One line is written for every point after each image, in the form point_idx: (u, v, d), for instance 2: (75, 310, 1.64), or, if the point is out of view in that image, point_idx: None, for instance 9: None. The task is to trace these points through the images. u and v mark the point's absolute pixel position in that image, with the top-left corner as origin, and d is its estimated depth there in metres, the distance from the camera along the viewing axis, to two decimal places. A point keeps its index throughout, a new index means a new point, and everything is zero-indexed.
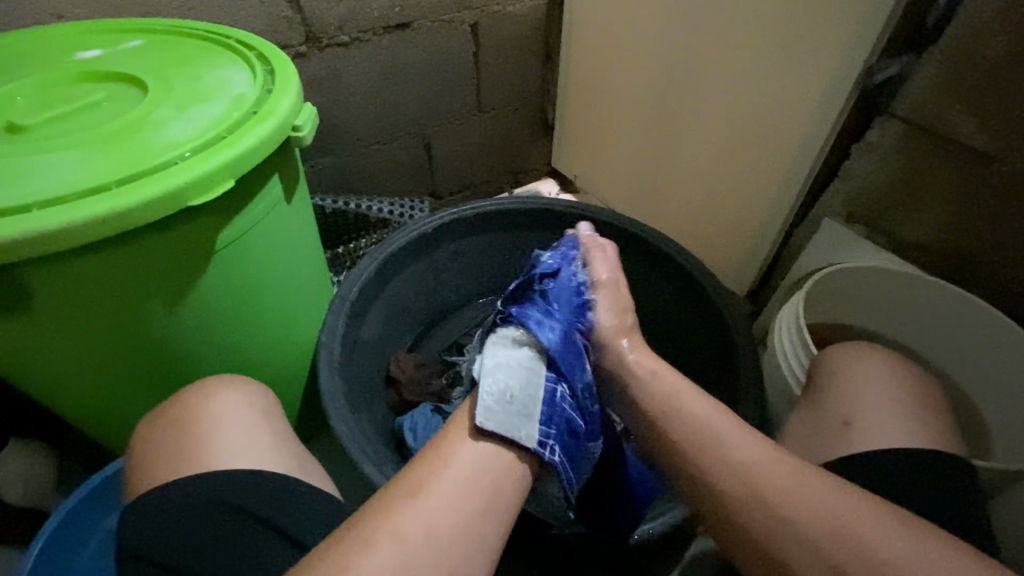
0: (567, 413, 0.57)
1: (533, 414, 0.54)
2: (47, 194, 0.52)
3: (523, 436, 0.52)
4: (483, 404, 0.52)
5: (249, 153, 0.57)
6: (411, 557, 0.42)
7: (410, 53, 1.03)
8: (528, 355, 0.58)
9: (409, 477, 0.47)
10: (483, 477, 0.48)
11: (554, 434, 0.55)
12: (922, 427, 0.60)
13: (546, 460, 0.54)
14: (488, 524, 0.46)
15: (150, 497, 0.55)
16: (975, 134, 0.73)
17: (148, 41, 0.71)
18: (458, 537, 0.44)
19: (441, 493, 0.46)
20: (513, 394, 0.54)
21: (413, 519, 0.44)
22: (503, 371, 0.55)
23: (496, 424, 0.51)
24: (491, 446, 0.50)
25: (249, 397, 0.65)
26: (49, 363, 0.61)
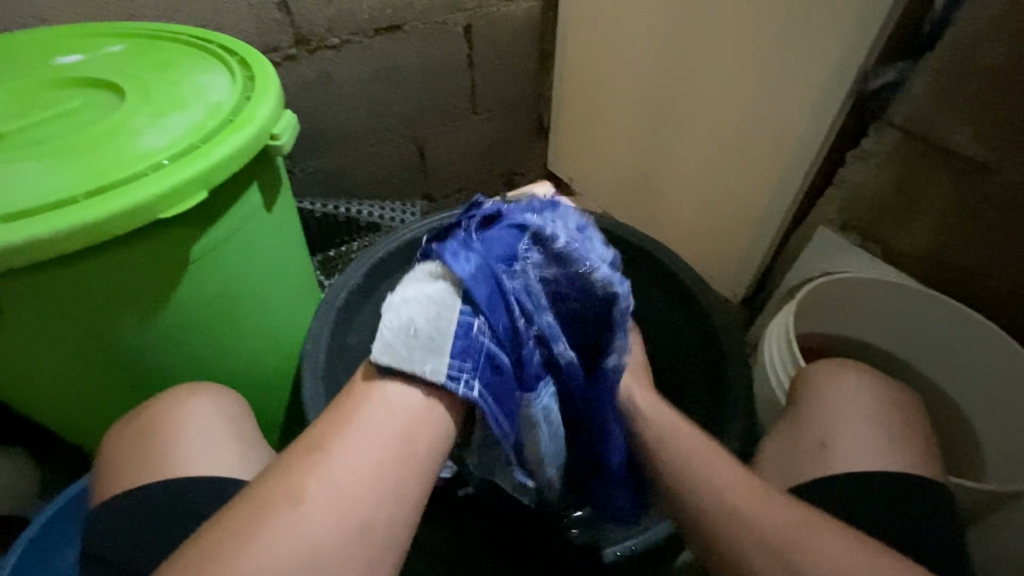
0: (487, 348, 0.48)
1: (441, 346, 0.45)
2: (17, 206, 0.51)
3: (426, 373, 0.44)
4: (381, 339, 0.45)
5: (222, 163, 0.56)
6: (318, 526, 0.38)
7: (402, 56, 1.01)
8: (442, 287, 0.47)
9: (315, 433, 0.42)
10: (395, 427, 0.42)
11: (471, 369, 0.46)
12: (906, 447, 0.59)
13: (466, 400, 0.46)
14: (405, 479, 0.42)
15: (121, 510, 0.55)
16: (973, 144, 0.71)
17: (131, 45, 0.70)
18: (370, 500, 0.40)
19: (348, 452, 0.41)
20: (417, 329, 0.45)
21: (318, 482, 0.40)
22: (410, 302, 0.47)
23: (394, 359, 0.44)
24: (389, 384, 0.44)
25: (215, 398, 0.64)
26: (25, 372, 0.61)
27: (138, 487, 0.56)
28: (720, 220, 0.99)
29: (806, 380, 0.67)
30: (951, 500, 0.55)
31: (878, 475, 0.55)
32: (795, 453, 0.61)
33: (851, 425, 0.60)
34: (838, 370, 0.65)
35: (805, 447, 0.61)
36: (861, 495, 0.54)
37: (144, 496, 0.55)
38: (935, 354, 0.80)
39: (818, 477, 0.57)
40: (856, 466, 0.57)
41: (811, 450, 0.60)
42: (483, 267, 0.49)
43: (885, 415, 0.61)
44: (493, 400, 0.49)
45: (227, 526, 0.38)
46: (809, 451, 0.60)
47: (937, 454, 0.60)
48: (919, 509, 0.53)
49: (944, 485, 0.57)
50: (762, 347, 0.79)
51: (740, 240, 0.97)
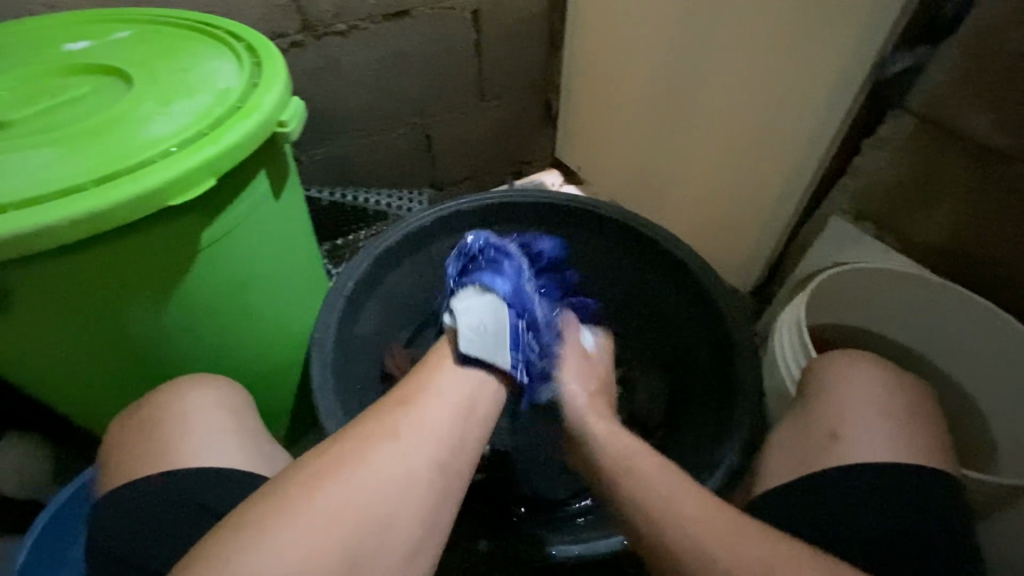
0: (530, 345, 0.61)
1: (504, 341, 0.58)
2: (25, 194, 0.51)
3: (498, 363, 0.56)
4: (463, 334, 0.56)
5: (230, 150, 0.56)
6: (405, 462, 0.47)
7: (410, 42, 1.00)
8: (493, 297, 0.59)
9: (401, 392, 0.52)
10: (464, 394, 0.53)
11: (523, 359, 0.59)
12: (916, 439, 0.58)
13: (518, 382, 0.59)
14: (470, 434, 0.52)
15: (132, 499, 0.55)
16: (992, 132, 0.69)
17: (137, 31, 0.70)
18: (445, 445, 0.49)
19: (433, 407, 0.51)
20: (487, 327, 0.57)
21: (409, 426, 0.49)
22: (478, 306, 0.58)
23: (475, 349, 0.55)
24: (471, 370, 0.55)
25: (212, 387, 0.64)
26: (37, 360, 0.62)
27: (153, 478, 0.56)
28: (730, 210, 0.98)
29: (816, 370, 0.66)
30: (959, 492, 0.55)
31: (886, 467, 0.55)
32: (799, 442, 0.61)
33: (860, 417, 0.59)
34: (847, 359, 0.65)
35: (809, 438, 0.60)
36: (864, 489, 0.54)
37: (162, 483, 0.56)
38: (947, 345, 0.79)
39: (820, 469, 0.57)
40: (864, 458, 0.57)
41: (815, 440, 0.60)
42: (513, 287, 0.62)
43: (894, 407, 0.60)
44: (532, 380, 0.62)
45: (326, 461, 0.45)
46: (813, 441, 0.60)
47: (949, 447, 0.60)
48: (923, 505, 0.53)
49: (955, 478, 0.56)
50: (772, 338, 0.78)
51: (750, 229, 0.96)
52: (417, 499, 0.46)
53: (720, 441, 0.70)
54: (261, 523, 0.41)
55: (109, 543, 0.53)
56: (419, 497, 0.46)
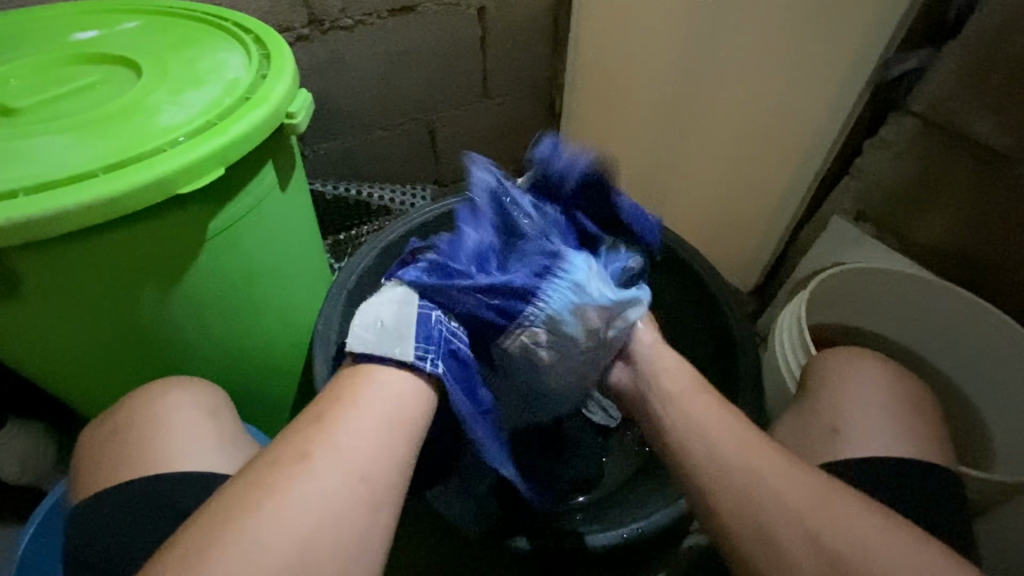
0: (448, 336, 0.53)
1: (408, 332, 0.50)
2: (36, 180, 0.51)
3: (398, 357, 0.49)
4: (353, 331, 0.50)
5: (240, 139, 0.56)
6: (321, 487, 0.41)
7: (416, 38, 1.01)
8: (406, 288, 0.54)
9: (315, 409, 0.46)
10: (393, 401, 0.47)
11: (435, 349, 0.51)
12: (913, 433, 0.59)
13: (432, 374, 0.50)
14: (400, 446, 0.46)
15: (129, 494, 0.55)
16: (993, 134, 0.70)
17: (145, 22, 0.70)
18: (369, 465, 0.43)
19: (353, 420, 0.45)
20: (384, 322, 0.51)
21: (325, 446, 0.43)
22: (383, 300, 0.52)
23: (367, 347, 0.49)
24: (364, 367, 0.49)
25: (193, 389, 0.65)
26: (40, 345, 0.62)
27: (144, 479, 0.56)
28: (732, 210, 0.98)
29: (818, 367, 0.67)
30: (957, 486, 0.56)
31: (889, 461, 0.55)
32: (798, 437, 0.62)
33: (859, 412, 0.60)
34: (845, 356, 0.66)
35: (808, 433, 0.61)
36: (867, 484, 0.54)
37: (158, 481, 0.56)
38: (945, 345, 0.80)
39: (819, 463, 0.58)
40: (862, 451, 0.57)
41: (813, 436, 0.60)
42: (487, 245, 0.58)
43: (893, 403, 0.61)
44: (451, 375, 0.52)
45: (234, 498, 0.40)
46: (811, 436, 0.61)
47: (948, 443, 0.60)
48: (921, 499, 0.54)
49: (953, 472, 0.57)
50: (773, 337, 0.79)
51: (752, 229, 0.97)
52: (337, 525, 0.41)
53: None
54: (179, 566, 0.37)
55: (109, 535, 0.53)
56: (340, 526, 0.41)
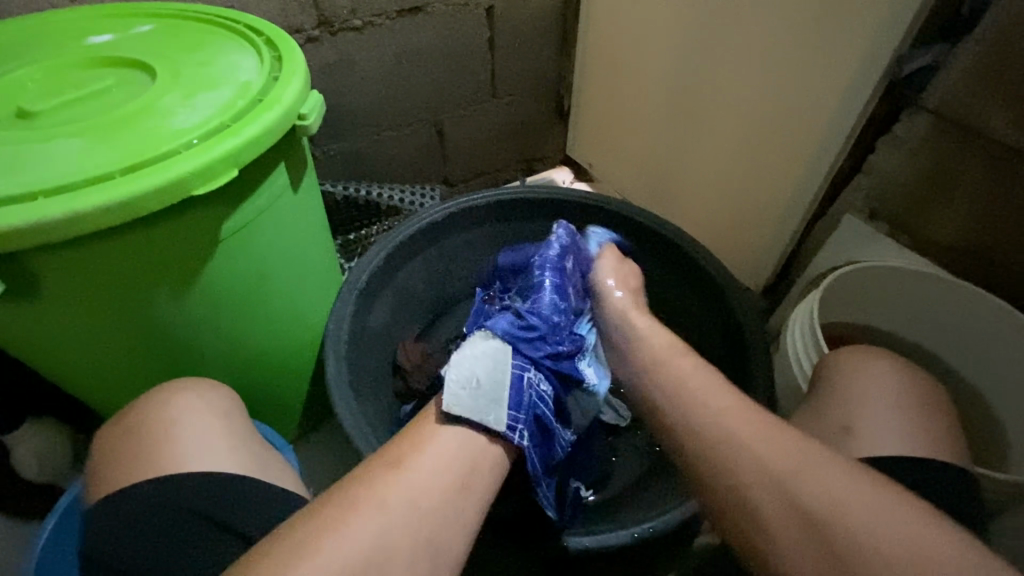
0: (535, 401, 0.59)
1: (500, 399, 0.55)
2: (54, 183, 0.52)
3: (489, 424, 0.53)
4: (450, 391, 0.54)
5: (253, 141, 0.57)
6: (395, 532, 0.44)
7: (424, 38, 1.01)
8: (497, 346, 0.60)
9: (394, 452, 0.49)
10: (468, 454, 0.51)
11: (523, 420, 0.56)
12: (927, 432, 0.59)
13: (517, 445, 0.55)
14: (468, 504, 0.49)
15: (143, 494, 0.56)
16: (1009, 132, 0.69)
17: (158, 25, 0.71)
18: (442, 506, 0.47)
19: (430, 464, 0.49)
20: (480, 382, 0.56)
21: (403, 483, 0.47)
22: (480, 361, 0.58)
23: (464, 410, 0.53)
24: (459, 431, 0.52)
25: (207, 393, 0.65)
26: (56, 345, 0.62)
27: (160, 478, 0.57)
28: (742, 209, 0.98)
29: (830, 366, 0.66)
30: (972, 486, 0.55)
31: (905, 460, 0.55)
32: (809, 436, 0.62)
33: (871, 411, 0.60)
34: (857, 355, 0.65)
35: (820, 432, 0.61)
36: (883, 482, 0.54)
37: (173, 481, 0.56)
38: (958, 343, 0.80)
39: (832, 463, 0.57)
40: (875, 450, 0.57)
41: (825, 435, 0.60)
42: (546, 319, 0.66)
43: (906, 402, 0.60)
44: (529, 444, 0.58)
45: (317, 519, 0.43)
46: (823, 436, 0.60)
47: (962, 443, 0.60)
48: (935, 498, 0.53)
49: (967, 471, 0.57)
50: (784, 336, 0.78)
51: (762, 228, 0.96)
52: (405, 569, 0.43)
53: None
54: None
55: (124, 533, 0.54)
56: (407, 571, 0.43)
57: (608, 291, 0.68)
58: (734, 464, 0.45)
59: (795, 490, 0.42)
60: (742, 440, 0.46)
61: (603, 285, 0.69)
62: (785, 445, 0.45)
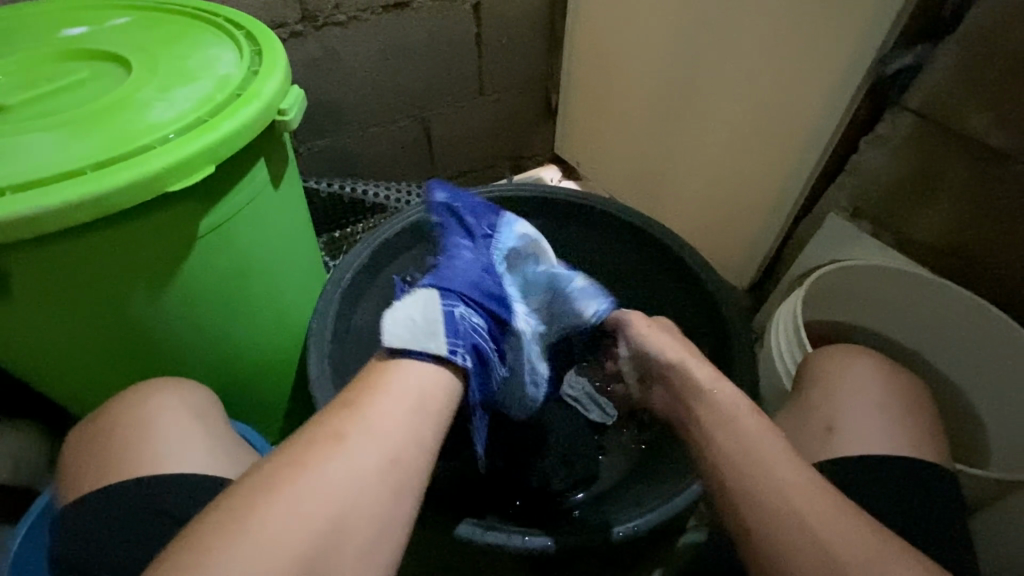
0: (472, 330, 0.53)
1: (437, 330, 0.50)
2: (24, 178, 0.51)
3: (432, 351, 0.50)
4: (387, 331, 0.50)
5: (231, 136, 0.55)
6: (353, 469, 0.43)
7: (411, 33, 1.00)
8: (425, 288, 0.54)
9: (345, 395, 0.48)
10: (420, 388, 0.48)
11: (465, 345, 0.52)
12: (908, 429, 0.59)
13: (464, 368, 0.51)
14: (425, 438, 0.47)
15: (120, 497, 0.55)
16: (989, 131, 0.70)
17: (135, 18, 0.69)
18: (399, 447, 0.45)
19: (383, 405, 0.46)
20: (415, 320, 0.51)
21: (355, 428, 0.45)
22: (410, 302, 0.52)
23: (402, 345, 0.49)
24: (400, 365, 0.49)
25: (186, 393, 0.64)
26: (28, 343, 0.61)
27: (138, 480, 0.56)
28: (728, 207, 0.98)
29: (814, 364, 0.66)
30: (953, 484, 0.56)
31: (888, 458, 0.55)
32: (793, 434, 0.62)
33: (854, 409, 0.60)
34: (839, 353, 0.66)
35: (803, 430, 0.61)
36: (866, 480, 0.54)
37: (151, 483, 0.55)
38: (940, 342, 0.80)
39: (815, 461, 0.58)
40: (856, 448, 0.57)
41: (809, 433, 0.60)
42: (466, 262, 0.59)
43: (888, 399, 0.61)
44: (476, 369, 0.54)
45: (270, 469, 0.42)
46: (807, 434, 0.61)
47: (944, 441, 0.60)
48: (918, 497, 0.53)
49: (948, 468, 0.57)
50: (769, 334, 0.78)
51: (747, 227, 0.97)
52: (364, 513, 0.42)
53: None
54: (207, 538, 0.38)
55: (99, 537, 0.53)
56: (370, 503, 0.43)
57: (653, 342, 0.61)
58: (739, 461, 0.45)
59: (782, 490, 0.43)
60: (753, 442, 0.46)
61: (646, 332, 0.62)
62: (777, 445, 0.46)
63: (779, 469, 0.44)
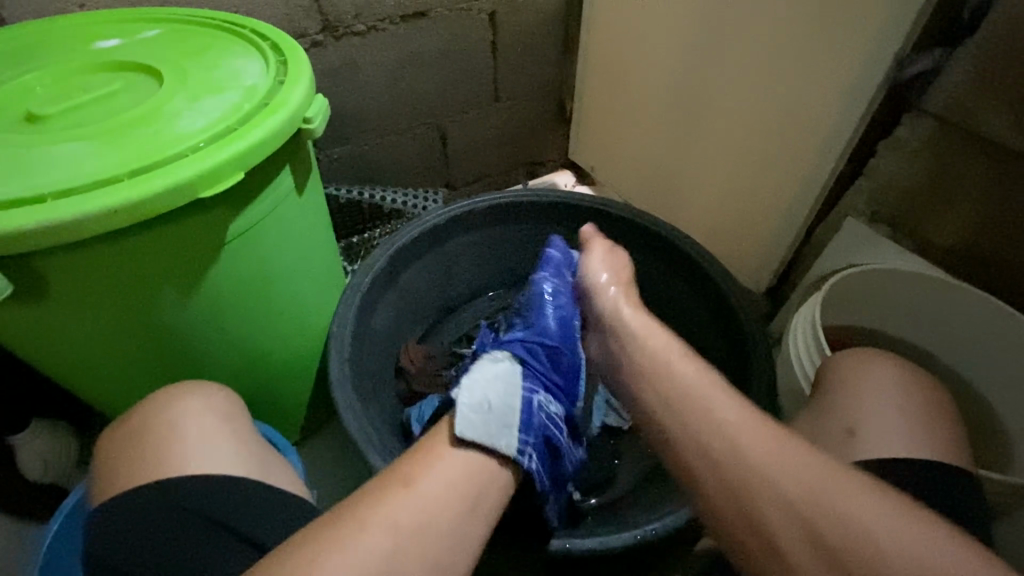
0: (545, 423, 0.58)
1: (512, 422, 0.54)
2: (62, 185, 0.53)
3: (502, 447, 0.52)
4: (461, 413, 0.52)
5: (257, 145, 0.57)
6: (398, 552, 0.42)
7: (428, 42, 1.02)
8: (505, 371, 0.59)
9: (400, 470, 0.48)
10: (472, 480, 0.49)
11: (533, 442, 0.55)
12: (929, 433, 0.59)
13: (527, 469, 0.54)
14: (472, 529, 0.47)
15: (149, 497, 0.56)
16: (1009, 134, 0.69)
17: (166, 30, 0.71)
18: (443, 539, 0.45)
19: (433, 487, 0.47)
20: (491, 407, 0.54)
21: (404, 509, 0.45)
22: (490, 384, 0.56)
23: (476, 434, 0.51)
24: (470, 456, 0.50)
25: (209, 396, 0.66)
26: (61, 346, 0.63)
27: (166, 480, 0.57)
28: (745, 212, 0.98)
29: (833, 369, 0.66)
30: (975, 489, 0.55)
31: (909, 462, 0.55)
32: (812, 438, 0.62)
33: (874, 413, 0.60)
34: (858, 356, 0.66)
35: (822, 434, 0.61)
36: (886, 485, 0.54)
37: (179, 483, 0.57)
38: (962, 347, 0.80)
39: (834, 465, 0.58)
40: (876, 452, 0.57)
41: (828, 437, 0.60)
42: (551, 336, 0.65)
43: (909, 404, 0.61)
44: (540, 467, 0.56)
45: (311, 548, 0.41)
46: (826, 438, 0.60)
47: (965, 445, 0.60)
48: (940, 501, 0.53)
49: (970, 473, 0.57)
50: (787, 339, 0.78)
51: (763, 232, 0.96)
52: None
53: None
54: None
55: (128, 535, 0.54)
56: None
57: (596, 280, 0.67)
58: (693, 435, 0.45)
59: (782, 491, 0.40)
60: (731, 431, 0.44)
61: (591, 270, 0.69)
62: (776, 445, 0.43)
63: (779, 471, 0.41)
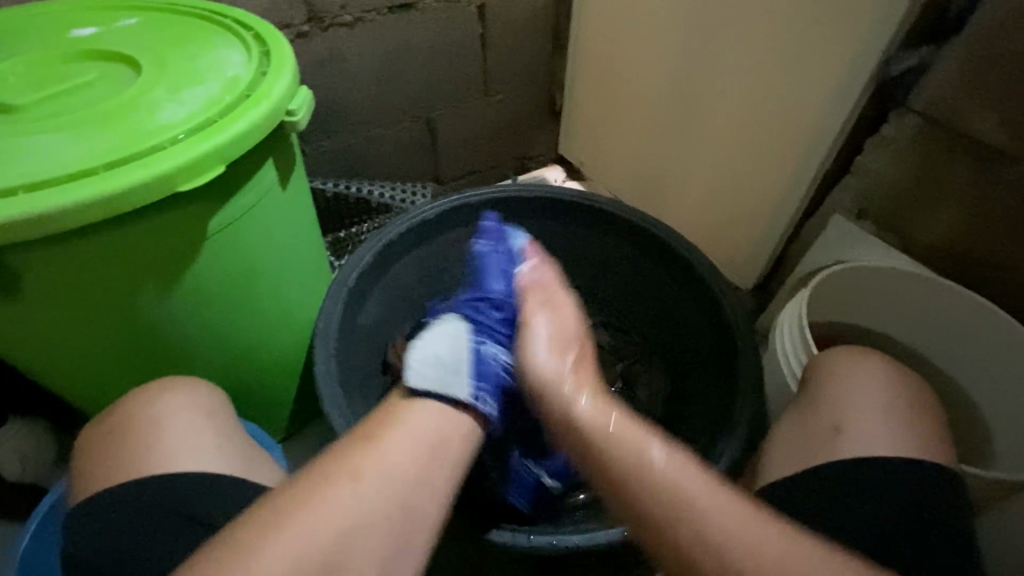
0: (501, 370, 0.57)
1: (462, 370, 0.54)
2: (36, 177, 0.51)
3: (456, 395, 0.52)
4: (412, 367, 0.53)
5: (238, 138, 0.56)
6: (366, 503, 0.45)
7: (416, 34, 1.01)
8: (455, 326, 0.58)
9: (366, 428, 0.50)
10: (435, 433, 0.50)
11: (489, 388, 0.55)
12: (912, 430, 0.59)
13: (484, 414, 0.54)
14: (439, 480, 0.49)
15: (129, 494, 0.55)
16: (993, 133, 0.70)
17: (145, 18, 0.70)
18: (409, 490, 0.47)
19: (398, 444, 0.48)
20: (441, 358, 0.54)
21: (369, 464, 0.47)
22: (440, 339, 0.56)
23: (426, 384, 0.52)
24: (423, 406, 0.51)
25: (191, 392, 0.64)
26: (37, 342, 0.61)
27: (146, 478, 0.56)
28: (733, 208, 0.98)
29: (819, 366, 0.67)
30: (957, 485, 0.56)
31: (893, 459, 0.55)
32: (797, 435, 0.62)
33: (859, 410, 0.60)
34: (843, 353, 0.66)
35: (807, 432, 0.61)
36: (870, 482, 0.54)
37: (159, 480, 0.56)
38: (945, 344, 0.80)
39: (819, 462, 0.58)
40: (861, 449, 0.57)
41: (814, 434, 0.60)
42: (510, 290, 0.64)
43: (893, 401, 0.61)
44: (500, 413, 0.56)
45: (281, 502, 0.44)
46: (811, 435, 0.61)
47: (947, 442, 0.61)
48: (922, 497, 0.54)
49: (952, 469, 0.57)
50: (774, 335, 0.78)
51: (752, 228, 0.97)
52: (368, 550, 0.44)
53: (724, 436, 0.70)
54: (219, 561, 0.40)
55: (107, 534, 0.53)
56: (373, 545, 0.44)
57: (531, 344, 0.57)
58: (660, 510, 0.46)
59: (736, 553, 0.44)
60: (695, 499, 0.46)
61: (531, 322, 0.59)
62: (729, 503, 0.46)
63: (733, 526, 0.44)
